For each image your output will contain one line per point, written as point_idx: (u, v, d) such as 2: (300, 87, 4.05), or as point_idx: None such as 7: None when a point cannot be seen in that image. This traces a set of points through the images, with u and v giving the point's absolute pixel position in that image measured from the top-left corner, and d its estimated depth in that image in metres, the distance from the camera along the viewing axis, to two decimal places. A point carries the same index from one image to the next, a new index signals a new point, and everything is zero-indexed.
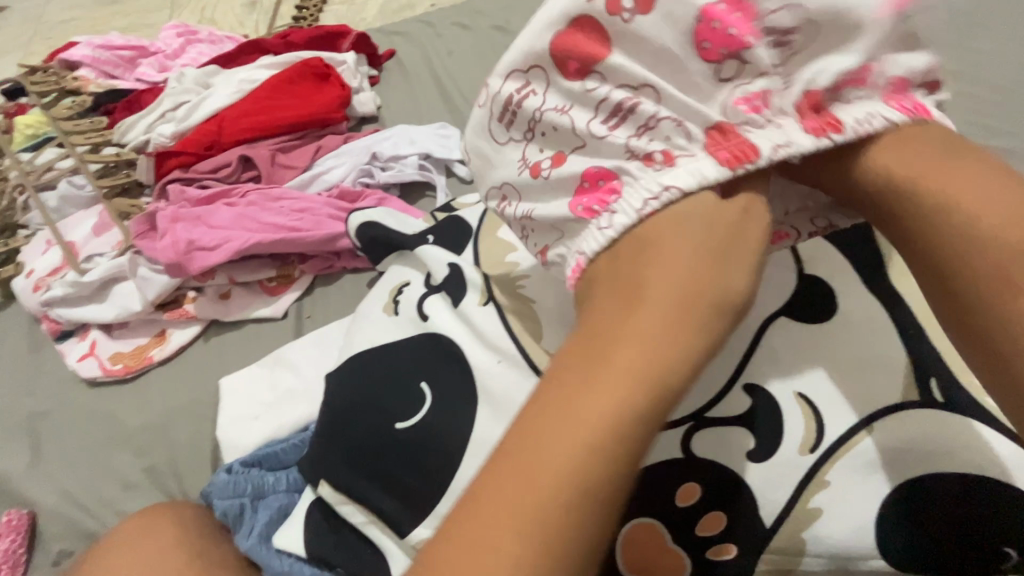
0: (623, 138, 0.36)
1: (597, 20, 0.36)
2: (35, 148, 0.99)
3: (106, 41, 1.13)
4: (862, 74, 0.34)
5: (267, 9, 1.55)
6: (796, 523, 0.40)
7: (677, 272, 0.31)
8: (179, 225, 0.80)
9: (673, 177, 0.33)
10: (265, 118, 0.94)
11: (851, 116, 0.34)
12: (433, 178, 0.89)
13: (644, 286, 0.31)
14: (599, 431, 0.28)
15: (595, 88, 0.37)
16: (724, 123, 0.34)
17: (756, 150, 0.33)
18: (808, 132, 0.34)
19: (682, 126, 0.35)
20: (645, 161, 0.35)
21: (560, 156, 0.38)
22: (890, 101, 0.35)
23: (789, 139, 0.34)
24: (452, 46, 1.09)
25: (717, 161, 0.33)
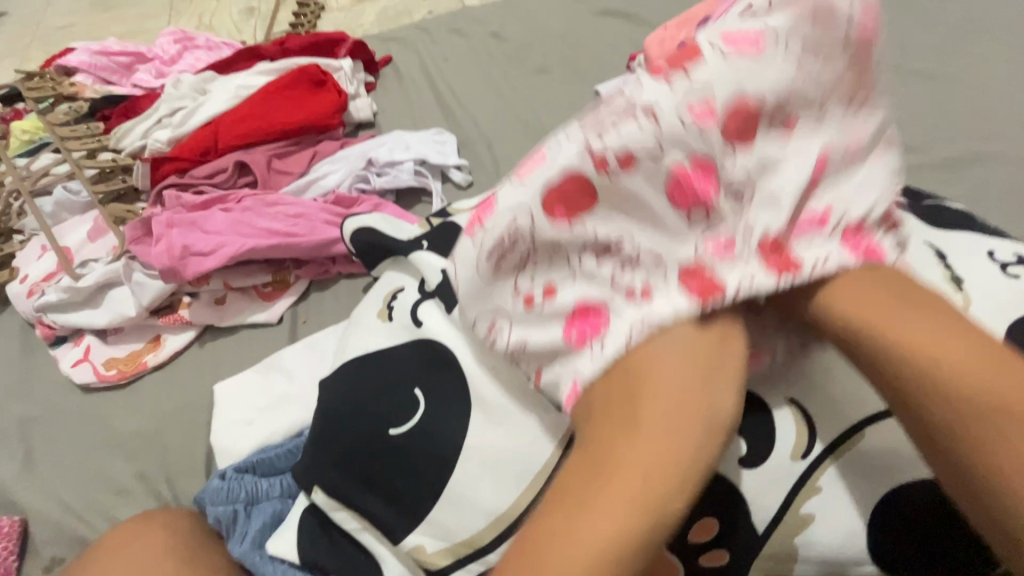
0: (609, 274, 0.42)
1: (578, 166, 0.42)
2: (30, 154, 0.99)
3: (102, 47, 1.13)
4: (825, 219, 0.41)
5: (264, 15, 1.56)
6: (788, 529, 0.41)
7: (670, 400, 0.36)
8: (174, 230, 0.80)
9: (654, 312, 0.40)
10: (260, 124, 0.95)
11: (808, 258, 0.40)
12: (428, 184, 0.89)
13: (638, 415, 0.37)
14: (595, 561, 0.33)
15: (574, 223, 0.42)
16: (694, 264, 0.41)
17: (722, 287, 0.40)
18: (769, 270, 0.40)
19: (659, 266, 0.41)
20: (627, 295, 0.41)
21: (551, 287, 0.43)
22: (845, 244, 0.41)
23: (753, 276, 0.40)
24: (447, 53, 1.10)
25: (688, 297, 0.39)
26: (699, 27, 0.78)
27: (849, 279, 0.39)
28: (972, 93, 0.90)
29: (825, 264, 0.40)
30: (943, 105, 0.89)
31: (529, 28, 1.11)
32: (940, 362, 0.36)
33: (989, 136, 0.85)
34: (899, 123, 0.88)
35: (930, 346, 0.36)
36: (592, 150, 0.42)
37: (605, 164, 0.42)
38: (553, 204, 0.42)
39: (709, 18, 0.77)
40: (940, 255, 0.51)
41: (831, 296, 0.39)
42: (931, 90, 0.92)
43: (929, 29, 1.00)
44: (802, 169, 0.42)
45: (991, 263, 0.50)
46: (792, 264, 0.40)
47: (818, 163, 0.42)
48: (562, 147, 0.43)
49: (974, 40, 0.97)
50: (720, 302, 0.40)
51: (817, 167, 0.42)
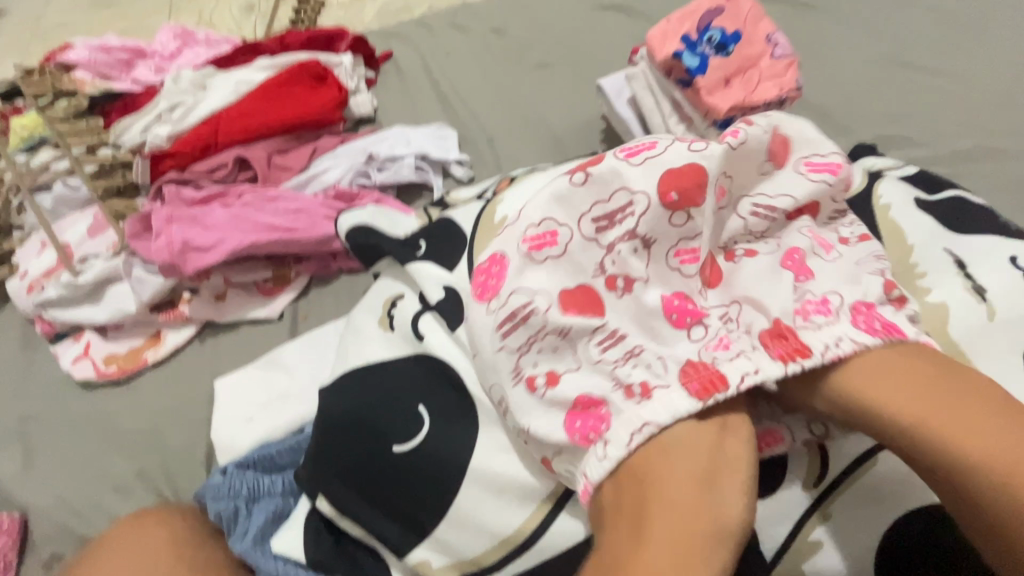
0: (612, 366, 0.45)
1: (591, 282, 0.47)
2: (29, 150, 0.98)
3: (102, 43, 1.13)
4: (826, 305, 0.45)
5: (265, 12, 1.56)
6: (799, 551, 0.46)
7: (682, 495, 0.38)
8: (174, 226, 0.79)
9: (653, 415, 0.42)
10: (260, 119, 0.94)
11: (818, 343, 0.44)
12: (429, 179, 0.89)
13: (649, 513, 0.38)
14: None
15: (586, 322, 0.46)
16: (694, 362, 0.44)
17: (723, 382, 0.43)
18: (775, 359, 0.44)
19: (663, 361, 0.45)
20: (627, 392, 0.44)
21: (553, 376, 0.45)
22: (858, 323, 0.44)
23: (757, 368, 0.43)
24: (448, 48, 1.10)
25: (690, 396, 0.42)
26: (701, 20, 0.76)
27: (866, 358, 0.43)
28: (979, 88, 0.89)
29: (837, 348, 0.43)
30: (950, 99, 0.89)
31: (531, 22, 1.11)
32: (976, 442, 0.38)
33: (997, 131, 0.84)
34: (906, 118, 0.87)
35: (955, 417, 0.40)
36: (604, 270, 0.48)
37: (615, 285, 0.48)
38: (568, 306, 0.46)
39: (712, 10, 0.76)
40: (961, 263, 0.51)
41: (856, 381, 0.43)
42: (938, 85, 0.91)
43: (936, 23, 0.99)
44: (797, 285, 0.46)
45: (1014, 269, 0.50)
46: (800, 350, 0.43)
47: (794, 263, 0.47)
48: (582, 254, 0.48)
49: (981, 34, 0.96)
50: (723, 401, 0.43)
51: (790, 264, 0.47)
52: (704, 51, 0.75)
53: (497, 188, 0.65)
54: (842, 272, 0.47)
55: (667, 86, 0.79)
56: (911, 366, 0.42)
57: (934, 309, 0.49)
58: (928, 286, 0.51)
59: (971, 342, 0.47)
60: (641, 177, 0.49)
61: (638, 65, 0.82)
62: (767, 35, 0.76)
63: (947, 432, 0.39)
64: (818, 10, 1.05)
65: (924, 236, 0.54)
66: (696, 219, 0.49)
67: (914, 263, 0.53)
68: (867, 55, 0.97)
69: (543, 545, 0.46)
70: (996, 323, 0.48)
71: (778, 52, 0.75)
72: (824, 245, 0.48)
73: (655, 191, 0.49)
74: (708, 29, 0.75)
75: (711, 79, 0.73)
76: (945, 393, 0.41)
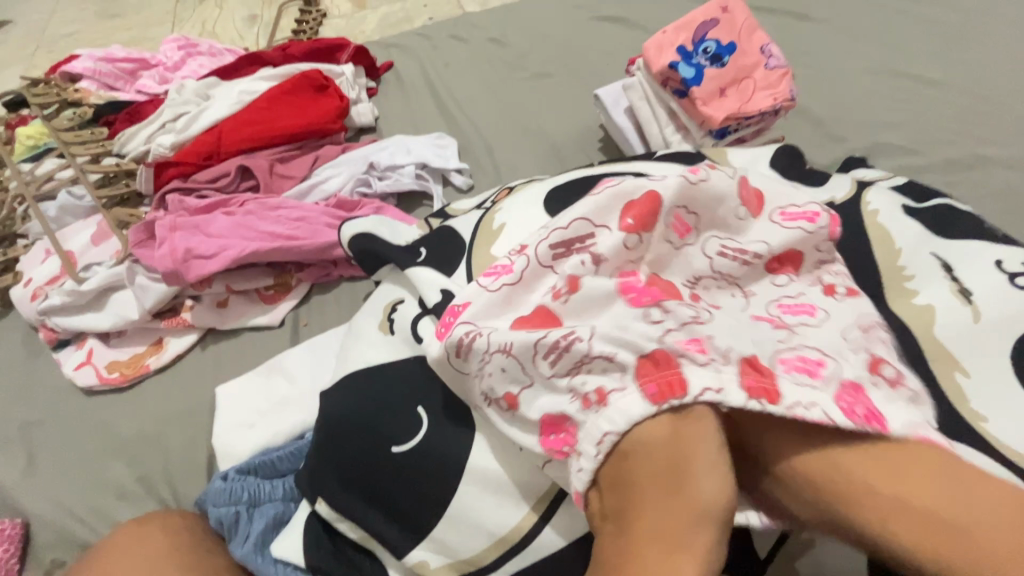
0: (568, 381, 0.44)
1: (543, 303, 0.47)
2: (35, 159, 1.00)
3: (107, 54, 1.14)
4: (806, 363, 0.43)
5: (267, 23, 1.58)
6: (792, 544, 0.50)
7: (671, 512, 0.38)
8: (177, 234, 0.80)
9: (616, 420, 0.41)
10: (262, 129, 0.95)
11: (790, 398, 0.41)
12: (429, 187, 0.90)
13: (635, 511, 0.39)
14: None
15: (546, 330, 0.45)
16: (649, 356, 0.42)
17: (683, 386, 0.41)
18: (743, 390, 0.41)
19: (621, 366, 0.42)
20: (585, 401, 0.43)
21: (515, 397, 0.45)
22: (841, 401, 0.41)
23: (722, 387, 0.41)
24: (449, 58, 1.11)
25: (643, 399, 0.41)
26: (696, 30, 0.77)
27: (858, 450, 0.40)
28: (971, 96, 0.91)
29: (807, 409, 0.41)
30: (942, 108, 0.90)
31: (530, 33, 1.12)
32: (969, 522, 0.37)
33: (989, 139, 0.85)
34: (899, 126, 0.89)
35: (944, 502, 0.37)
36: (554, 289, 0.47)
37: (559, 292, 0.47)
38: (524, 325, 0.46)
39: (707, 22, 0.78)
40: (947, 265, 0.52)
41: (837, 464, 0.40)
42: (931, 94, 0.92)
43: (928, 33, 1.01)
44: (777, 337, 0.45)
45: (1000, 274, 0.50)
46: (768, 382, 0.42)
47: (779, 315, 0.47)
48: (539, 287, 0.49)
49: (973, 44, 0.98)
50: (677, 407, 0.41)
51: (767, 318, 0.47)
52: (699, 62, 0.76)
53: (496, 198, 0.66)
54: (831, 339, 0.45)
55: (662, 95, 0.80)
56: (903, 454, 0.40)
57: (920, 311, 0.50)
58: (916, 288, 0.52)
59: (958, 342, 0.48)
60: (609, 213, 0.50)
61: (635, 76, 0.83)
62: (762, 46, 0.78)
63: (937, 513, 0.37)
64: (813, 20, 1.07)
65: (911, 240, 0.54)
66: (658, 250, 0.49)
67: (901, 265, 0.53)
68: (860, 64, 0.98)
69: (538, 542, 0.47)
70: (982, 324, 0.48)
71: (773, 64, 0.77)
72: (800, 303, 0.48)
73: (616, 217, 0.49)
74: (703, 40, 0.77)
75: (707, 90, 0.75)
76: (931, 476, 0.39)
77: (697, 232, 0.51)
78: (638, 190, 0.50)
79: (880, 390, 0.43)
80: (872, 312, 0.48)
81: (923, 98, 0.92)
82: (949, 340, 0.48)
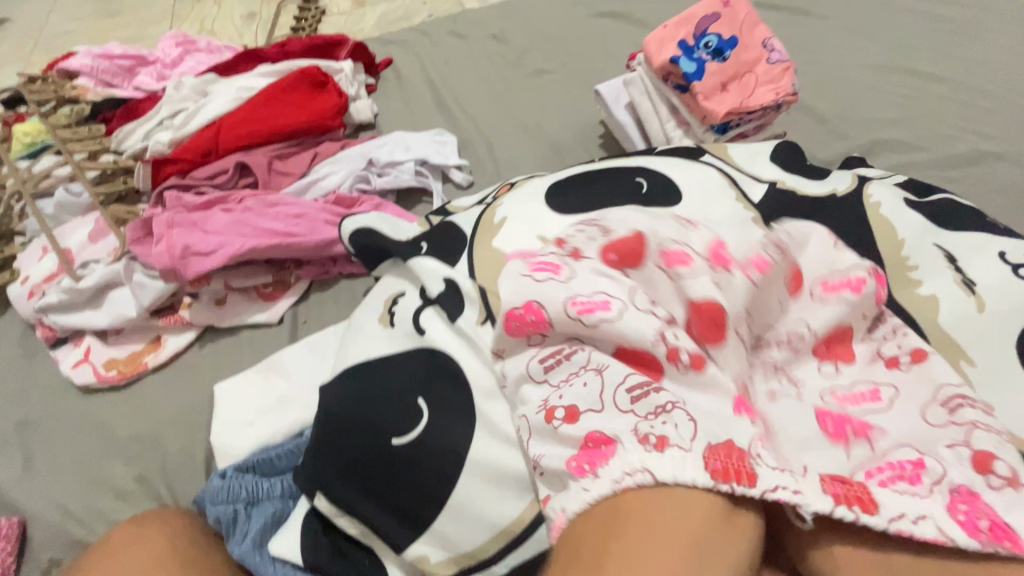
0: (633, 417, 0.40)
1: (650, 342, 0.42)
2: (32, 156, 0.99)
3: (105, 51, 1.14)
4: (913, 472, 0.38)
5: (266, 20, 1.57)
6: None
7: (662, 567, 0.33)
8: (175, 230, 0.79)
9: (665, 472, 0.37)
10: (260, 125, 0.95)
11: (891, 510, 0.36)
12: (428, 184, 0.89)
13: (617, 556, 0.34)
14: None
15: (627, 372, 0.42)
16: (732, 443, 0.38)
17: (751, 479, 0.37)
18: (829, 495, 0.37)
19: (692, 429, 0.39)
20: (643, 439, 0.38)
21: (573, 411, 0.42)
22: (951, 512, 0.36)
23: (801, 490, 0.37)
24: (448, 55, 1.11)
25: (706, 470, 0.37)
26: (696, 25, 0.77)
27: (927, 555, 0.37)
28: (973, 92, 0.90)
29: (914, 525, 0.36)
30: (944, 103, 0.89)
31: (530, 29, 1.12)
32: None
33: (992, 134, 0.84)
34: (901, 122, 0.88)
35: None
36: (665, 337, 0.42)
37: (681, 360, 0.41)
38: (624, 353, 0.43)
39: (708, 16, 0.77)
40: (951, 256, 0.52)
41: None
42: (933, 89, 0.92)
43: (929, 28, 1.00)
44: (872, 440, 0.41)
45: (1004, 265, 0.50)
46: (867, 508, 0.36)
47: (858, 401, 0.44)
48: (643, 318, 0.43)
49: (975, 39, 0.97)
50: (739, 496, 0.37)
51: (846, 428, 0.42)
52: (701, 57, 0.75)
53: (497, 193, 0.66)
54: (912, 423, 0.42)
55: (664, 90, 0.79)
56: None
57: (925, 302, 0.49)
58: (919, 278, 0.51)
59: (962, 333, 0.47)
60: (667, 294, 0.45)
61: (636, 71, 0.82)
62: (765, 41, 0.77)
63: None
64: (814, 16, 1.06)
65: (915, 230, 0.54)
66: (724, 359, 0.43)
67: (906, 256, 0.53)
68: (862, 60, 0.98)
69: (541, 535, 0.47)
70: (986, 314, 0.48)
71: (775, 58, 0.76)
72: (858, 390, 0.44)
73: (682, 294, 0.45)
74: (705, 35, 0.76)
75: (708, 84, 0.74)
76: None
77: (766, 310, 0.46)
78: (699, 285, 0.44)
79: (991, 483, 0.38)
80: (952, 378, 0.43)
81: (926, 93, 0.91)
82: (954, 328, 0.48)
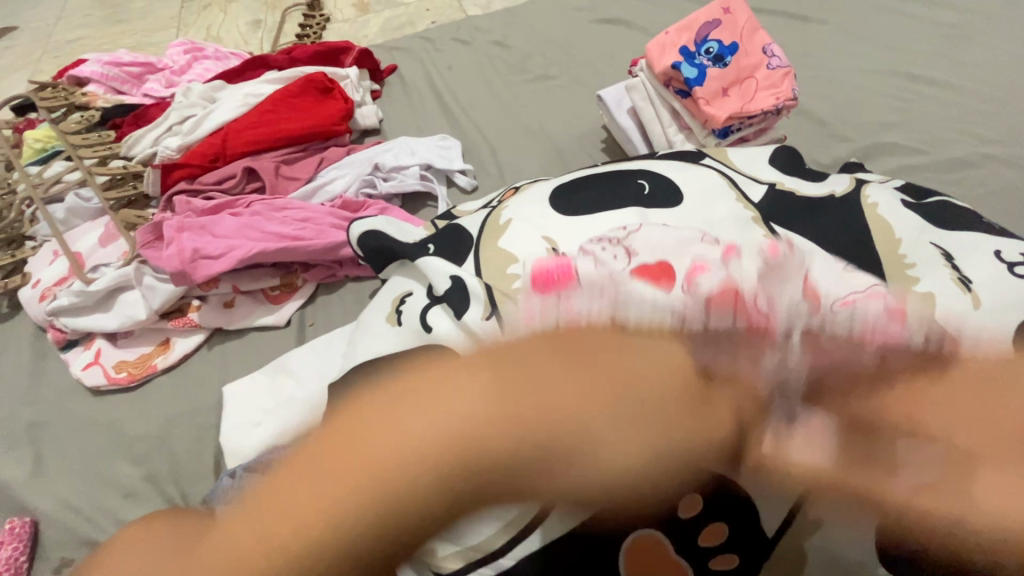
0: (603, 263, 0.51)
1: (643, 262, 0.50)
2: (42, 162, 1.01)
3: (115, 59, 1.16)
4: (818, 292, 0.48)
5: (271, 27, 1.59)
6: (795, 535, 0.41)
7: (596, 349, 0.44)
8: (184, 234, 0.81)
9: (627, 312, 0.47)
10: (268, 131, 0.96)
11: (809, 304, 0.47)
12: (433, 188, 0.90)
13: (564, 347, 0.45)
14: (426, 460, 0.41)
15: (603, 255, 0.52)
16: (669, 266, 0.50)
17: (694, 282, 0.48)
18: (749, 283, 0.48)
19: (631, 259, 0.51)
20: (588, 257, 0.52)
21: (562, 274, 0.51)
22: (863, 301, 0.47)
23: (726, 272, 0.48)
24: (451, 61, 1.12)
25: (663, 287, 0.48)
26: (697, 31, 0.79)
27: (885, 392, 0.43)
28: (970, 96, 0.91)
29: (823, 309, 0.47)
30: (942, 107, 0.91)
31: (532, 36, 1.13)
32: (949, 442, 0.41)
33: (989, 138, 0.85)
34: (899, 125, 0.89)
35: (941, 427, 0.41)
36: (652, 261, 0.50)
37: (657, 272, 0.49)
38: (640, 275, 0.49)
39: (708, 23, 0.79)
40: (947, 255, 0.52)
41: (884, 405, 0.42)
42: (931, 93, 0.93)
43: (925, 33, 1.02)
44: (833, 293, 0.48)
45: (999, 262, 0.50)
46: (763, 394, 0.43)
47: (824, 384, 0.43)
48: (628, 248, 0.52)
49: (972, 43, 0.98)
50: (718, 326, 0.45)
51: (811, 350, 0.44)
52: (702, 62, 0.77)
53: (502, 197, 0.67)
54: (874, 310, 0.46)
55: (665, 95, 0.81)
56: (922, 390, 0.43)
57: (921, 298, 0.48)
58: (918, 275, 0.51)
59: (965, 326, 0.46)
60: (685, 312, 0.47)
61: (637, 77, 0.84)
62: (766, 47, 0.79)
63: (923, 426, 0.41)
64: (813, 22, 1.07)
65: (910, 231, 0.55)
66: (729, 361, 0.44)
67: (903, 255, 0.53)
68: (860, 65, 0.99)
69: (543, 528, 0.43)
70: (982, 310, 0.47)
71: (775, 63, 0.77)
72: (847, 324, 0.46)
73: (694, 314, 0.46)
74: (706, 41, 0.78)
75: (709, 89, 0.75)
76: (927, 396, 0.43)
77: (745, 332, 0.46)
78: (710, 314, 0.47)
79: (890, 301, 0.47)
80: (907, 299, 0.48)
81: (923, 97, 0.92)
82: (955, 322, 0.46)
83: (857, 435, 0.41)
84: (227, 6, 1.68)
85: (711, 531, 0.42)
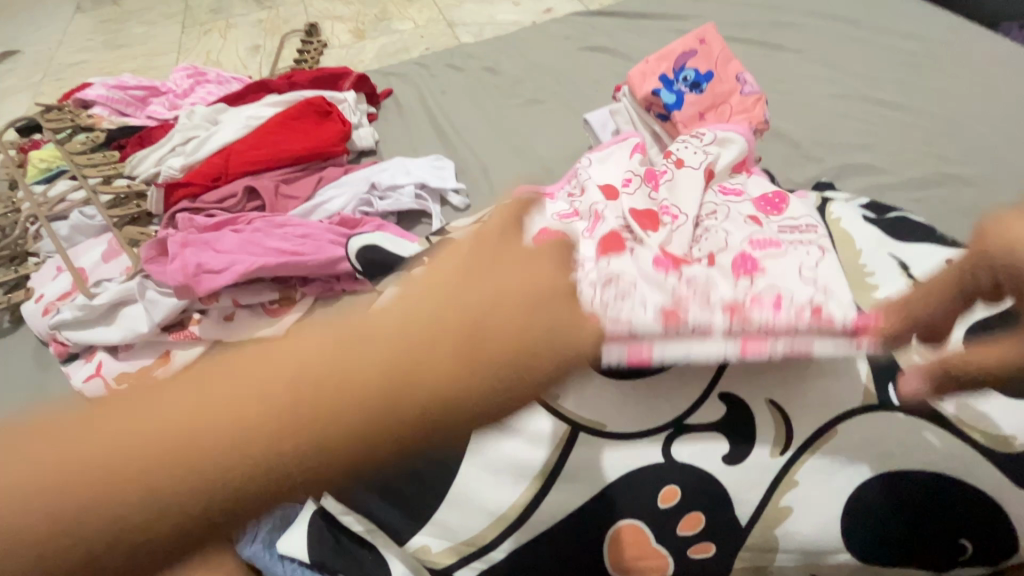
0: (676, 281, 0.51)
1: (648, 209, 0.61)
2: (47, 180, 1.05)
3: (119, 83, 1.22)
4: (768, 250, 0.55)
5: (270, 52, 1.65)
6: (767, 520, 0.46)
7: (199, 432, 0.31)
8: (189, 250, 0.84)
9: (671, 278, 0.52)
10: (269, 151, 1.00)
11: (663, 199, 0.62)
12: (428, 206, 0.94)
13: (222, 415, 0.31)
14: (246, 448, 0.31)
15: (750, 280, 0.51)
16: (642, 210, 0.60)
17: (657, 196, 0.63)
18: (635, 205, 0.61)
19: (739, 290, 0.50)
20: (685, 303, 0.49)
21: (664, 317, 0.47)
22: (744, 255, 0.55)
23: (670, 228, 0.59)
24: (446, 86, 1.18)
25: (635, 206, 0.61)
26: (676, 60, 0.84)
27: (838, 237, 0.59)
28: (933, 119, 0.96)
29: (707, 215, 0.61)
30: (908, 129, 0.95)
31: (522, 64, 1.20)
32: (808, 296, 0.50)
33: (949, 159, 0.90)
34: (867, 147, 0.94)
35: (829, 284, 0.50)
36: (647, 201, 0.62)
37: (648, 212, 0.60)
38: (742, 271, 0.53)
39: (685, 52, 0.84)
40: (904, 265, 0.55)
41: (814, 284, 0.51)
42: (894, 117, 0.98)
43: (889, 58, 1.08)
44: (812, 271, 0.52)
45: None
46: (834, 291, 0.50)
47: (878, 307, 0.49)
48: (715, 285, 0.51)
49: (933, 69, 1.04)
50: (664, 215, 0.60)
51: (658, 264, 0.54)
52: (680, 88, 0.82)
53: None
54: (810, 254, 0.55)
55: (647, 119, 0.86)
56: (810, 271, 0.52)
57: (879, 304, 0.52)
58: (876, 283, 0.54)
59: None
60: (639, 260, 0.54)
61: (621, 102, 0.89)
62: (737, 75, 0.82)
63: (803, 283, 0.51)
64: (784, 51, 1.13)
65: (872, 242, 0.58)
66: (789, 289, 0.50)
67: (863, 265, 0.55)
68: (830, 91, 1.04)
69: (539, 517, 0.48)
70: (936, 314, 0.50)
71: (747, 90, 0.81)
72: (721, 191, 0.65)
73: (803, 273, 0.53)
74: (683, 69, 0.83)
75: (686, 114, 0.80)
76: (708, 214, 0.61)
77: (674, 222, 0.60)
78: (706, 270, 0.53)
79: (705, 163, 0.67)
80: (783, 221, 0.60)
81: (888, 117, 0.98)
82: None
83: (796, 295, 0.49)
84: (226, 31, 1.75)
85: (690, 520, 0.47)
